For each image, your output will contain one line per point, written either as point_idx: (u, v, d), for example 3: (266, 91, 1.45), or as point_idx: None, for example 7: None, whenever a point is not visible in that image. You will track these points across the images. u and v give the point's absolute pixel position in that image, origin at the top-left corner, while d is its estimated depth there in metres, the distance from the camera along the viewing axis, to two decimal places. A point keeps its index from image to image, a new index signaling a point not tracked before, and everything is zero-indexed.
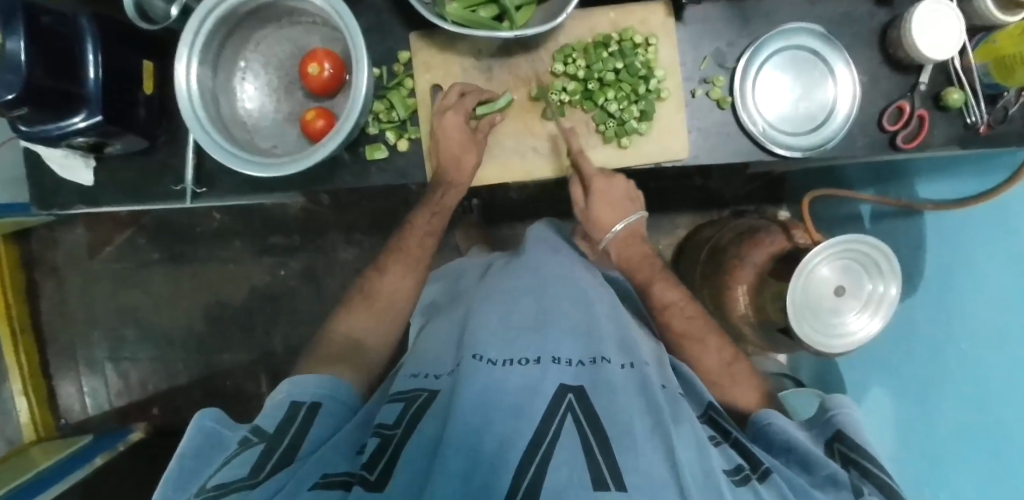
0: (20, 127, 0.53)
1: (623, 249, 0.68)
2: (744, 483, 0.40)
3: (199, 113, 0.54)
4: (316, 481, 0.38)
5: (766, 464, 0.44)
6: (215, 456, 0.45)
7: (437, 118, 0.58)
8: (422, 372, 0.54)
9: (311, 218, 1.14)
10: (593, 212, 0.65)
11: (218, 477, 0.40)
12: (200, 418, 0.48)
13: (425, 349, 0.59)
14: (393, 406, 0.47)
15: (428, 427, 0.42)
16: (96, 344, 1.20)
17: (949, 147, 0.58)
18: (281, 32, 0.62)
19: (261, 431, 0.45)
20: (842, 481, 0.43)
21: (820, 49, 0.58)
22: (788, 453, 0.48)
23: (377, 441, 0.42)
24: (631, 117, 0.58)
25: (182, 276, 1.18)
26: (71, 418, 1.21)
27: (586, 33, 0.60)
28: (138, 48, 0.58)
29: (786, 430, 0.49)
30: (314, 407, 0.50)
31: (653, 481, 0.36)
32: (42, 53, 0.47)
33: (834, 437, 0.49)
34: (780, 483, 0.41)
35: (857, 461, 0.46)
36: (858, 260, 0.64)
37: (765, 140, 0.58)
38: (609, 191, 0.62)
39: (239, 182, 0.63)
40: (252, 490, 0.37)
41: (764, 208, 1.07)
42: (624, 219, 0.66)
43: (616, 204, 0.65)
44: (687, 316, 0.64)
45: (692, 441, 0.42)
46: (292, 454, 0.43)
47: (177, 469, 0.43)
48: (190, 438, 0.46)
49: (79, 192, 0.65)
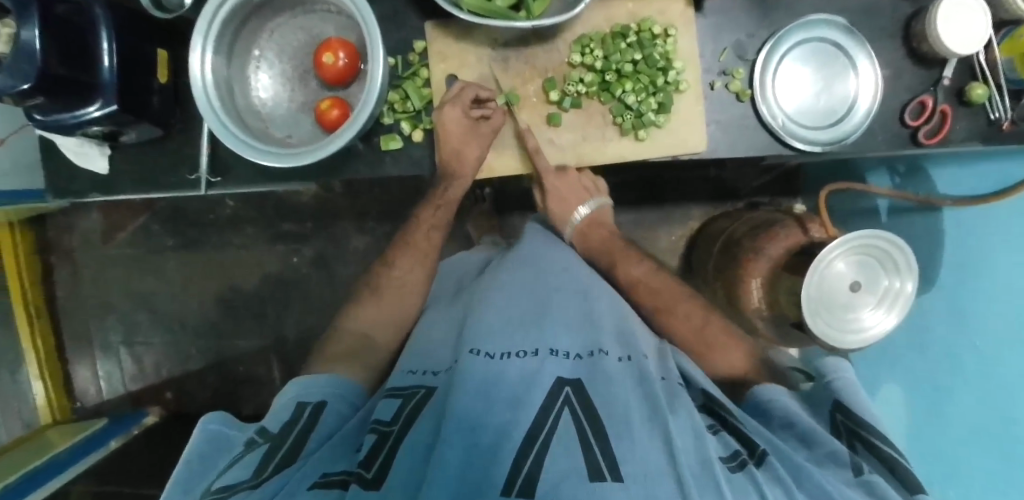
0: (35, 116, 0.53)
1: (590, 237, 0.71)
2: (739, 469, 0.41)
3: (215, 104, 0.54)
4: (314, 481, 0.39)
5: (763, 446, 0.44)
6: (218, 459, 0.45)
7: (438, 118, 0.58)
8: (420, 368, 0.54)
9: (323, 206, 1.14)
10: (551, 207, 0.69)
11: (224, 478, 0.40)
12: (206, 422, 0.49)
13: (424, 343, 0.59)
14: (391, 402, 0.47)
15: (426, 421, 0.43)
16: (111, 329, 1.22)
17: (972, 144, 0.57)
18: (295, 21, 0.61)
19: (265, 433, 0.46)
20: (843, 458, 0.43)
21: (843, 43, 0.57)
22: (786, 427, 0.48)
23: (373, 439, 0.42)
24: (649, 109, 0.57)
25: (195, 263, 1.19)
26: (87, 402, 1.23)
27: (603, 24, 0.58)
28: (152, 37, 0.57)
29: (783, 405, 0.49)
30: (320, 405, 0.51)
31: (651, 471, 0.36)
32: (54, 42, 0.47)
33: (834, 408, 0.51)
34: (777, 468, 0.41)
35: (865, 435, 0.47)
36: (874, 256, 0.64)
37: (784, 134, 0.57)
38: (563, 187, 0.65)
39: (253, 171, 0.63)
40: (255, 490, 0.38)
41: (778, 200, 1.06)
42: (586, 203, 0.68)
43: (571, 195, 0.67)
44: (638, 274, 0.67)
45: (688, 429, 0.42)
46: (298, 450, 0.44)
47: (183, 475, 0.43)
48: (196, 444, 0.47)
49: (95, 181, 0.65)
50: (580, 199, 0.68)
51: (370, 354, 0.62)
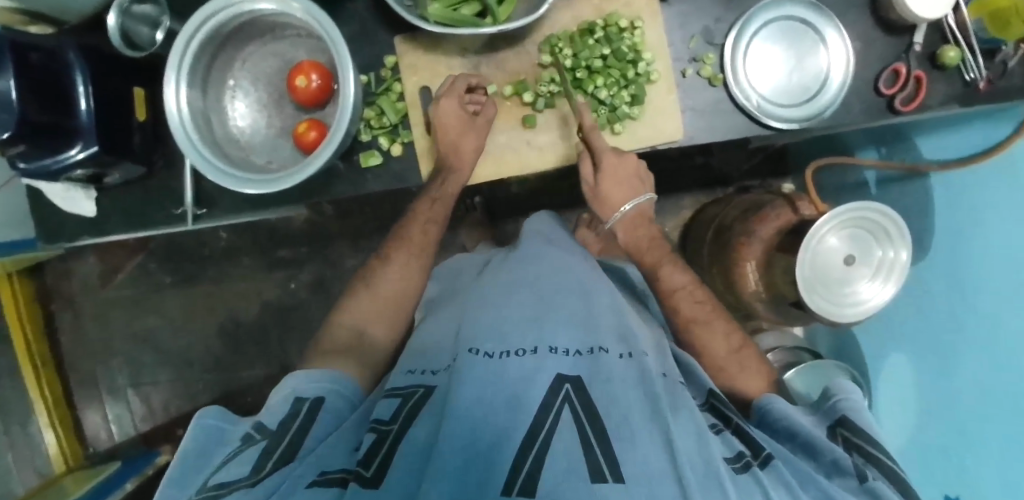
0: (20, 164, 0.53)
1: (631, 232, 0.66)
2: (744, 471, 0.40)
3: (192, 136, 0.54)
4: (313, 478, 0.39)
5: (768, 450, 0.43)
6: (217, 454, 0.45)
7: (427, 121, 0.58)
8: (418, 368, 0.53)
9: (316, 229, 1.15)
10: (603, 190, 0.60)
11: (220, 474, 0.40)
12: (202, 416, 0.48)
13: (422, 342, 0.59)
14: (390, 401, 0.47)
15: (425, 421, 0.42)
16: (117, 371, 1.22)
17: (949, 106, 0.57)
18: (267, 48, 0.62)
19: (263, 429, 0.46)
20: (846, 466, 0.42)
21: (810, 18, 0.57)
22: (790, 438, 0.47)
23: (372, 437, 0.42)
24: (622, 102, 0.58)
25: (195, 297, 1.20)
26: (98, 446, 1.22)
27: (570, 23, 0.59)
28: (129, 76, 0.58)
29: (787, 413, 0.49)
30: (318, 401, 0.50)
31: (652, 473, 0.36)
32: (30, 89, 0.47)
33: (835, 423, 0.48)
34: (781, 471, 0.41)
35: (863, 445, 0.44)
36: (867, 228, 0.64)
37: (760, 114, 0.57)
38: (620, 169, 0.59)
39: (238, 202, 0.63)
40: (252, 488, 0.38)
41: (768, 182, 1.06)
42: (633, 198, 0.62)
43: (626, 182, 0.61)
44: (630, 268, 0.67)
45: (690, 430, 0.42)
46: (294, 449, 0.43)
47: (179, 468, 0.43)
48: (191, 436, 0.46)
49: (84, 224, 0.65)
50: (633, 192, 0.62)
51: (373, 357, 0.62)
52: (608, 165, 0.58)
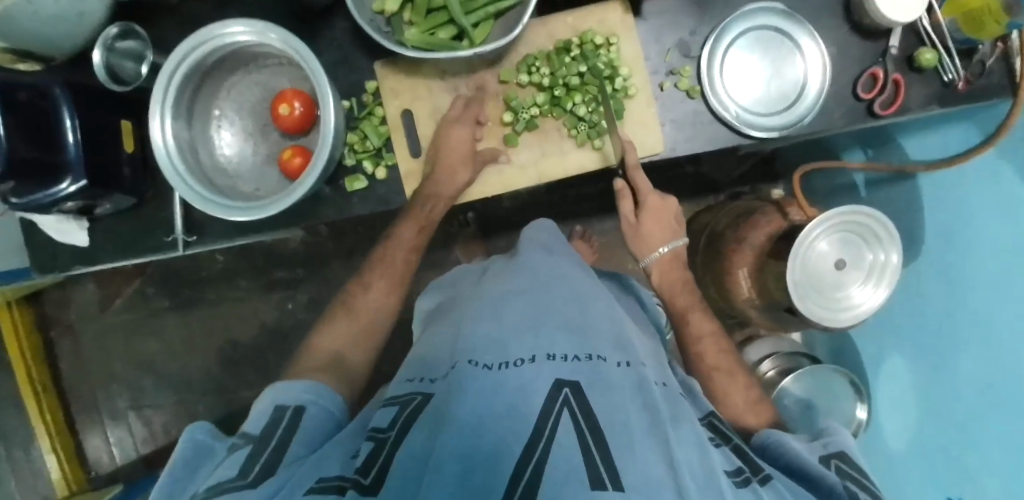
0: (10, 199, 0.54)
1: (666, 273, 0.68)
2: (744, 484, 0.40)
3: (178, 166, 0.55)
4: (311, 485, 0.38)
5: (767, 470, 0.43)
6: (206, 466, 0.44)
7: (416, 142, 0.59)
8: (417, 376, 0.53)
9: (311, 249, 1.16)
10: (641, 228, 0.67)
11: (211, 480, 0.40)
12: (193, 430, 0.47)
13: (420, 351, 0.59)
14: (388, 410, 0.47)
15: (424, 426, 0.41)
16: (118, 395, 1.22)
17: (928, 108, 0.57)
18: (250, 77, 0.63)
19: (246, 435, 0.46)
20: (839, 490, 0.41)
21: (783, 27, 0.57)
22: (785, 464, 0.47)
23: (371, 445, 0.42)
24: (601, 118, 0.59)
25: (193, 320, 1.20)
26: (101, 471, 1.23)
27: (546, 42, 0.60)
28: (116, 110, 0.59)
29: (783, 441, 0.49)
30: (298, 410, 0.50)
31: (651, 481, 0.35)
32: (16, 125, 0.48)
33: (832, 453, 0.47)
34: (780, 489, 0.41)
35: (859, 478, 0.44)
36: (854, 231, 0.63)
37: (740, 124, 0.57)
38: (659, 210, 0.66)
39: (226, 226, 0.64)
40: (247, 489, 0.38)
41: (759, 187, 1.06)
42: (672, 242, 0.68)
43: (664, 224, 0.68)
44: None
45: (691, 440, 0.42)
46: (278, 457, 0.43)
47: (168, 480, 0.43)
48: (180, 449, 0.45)
49: (76, 254, 0.66)
50: (670, 236, 0.68)
51: (364, 375, 0.62)
52: (649, 204, 0.66)
